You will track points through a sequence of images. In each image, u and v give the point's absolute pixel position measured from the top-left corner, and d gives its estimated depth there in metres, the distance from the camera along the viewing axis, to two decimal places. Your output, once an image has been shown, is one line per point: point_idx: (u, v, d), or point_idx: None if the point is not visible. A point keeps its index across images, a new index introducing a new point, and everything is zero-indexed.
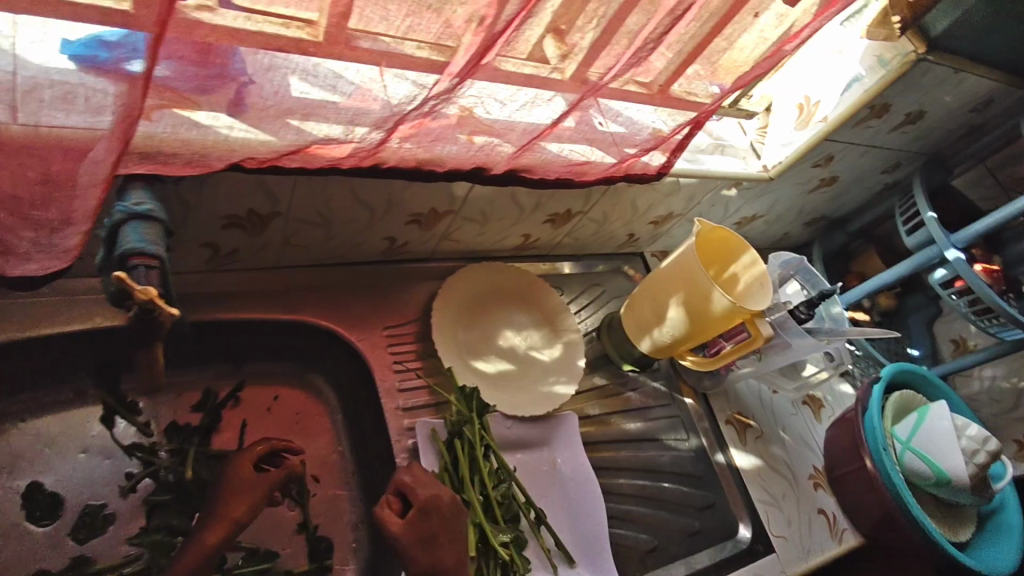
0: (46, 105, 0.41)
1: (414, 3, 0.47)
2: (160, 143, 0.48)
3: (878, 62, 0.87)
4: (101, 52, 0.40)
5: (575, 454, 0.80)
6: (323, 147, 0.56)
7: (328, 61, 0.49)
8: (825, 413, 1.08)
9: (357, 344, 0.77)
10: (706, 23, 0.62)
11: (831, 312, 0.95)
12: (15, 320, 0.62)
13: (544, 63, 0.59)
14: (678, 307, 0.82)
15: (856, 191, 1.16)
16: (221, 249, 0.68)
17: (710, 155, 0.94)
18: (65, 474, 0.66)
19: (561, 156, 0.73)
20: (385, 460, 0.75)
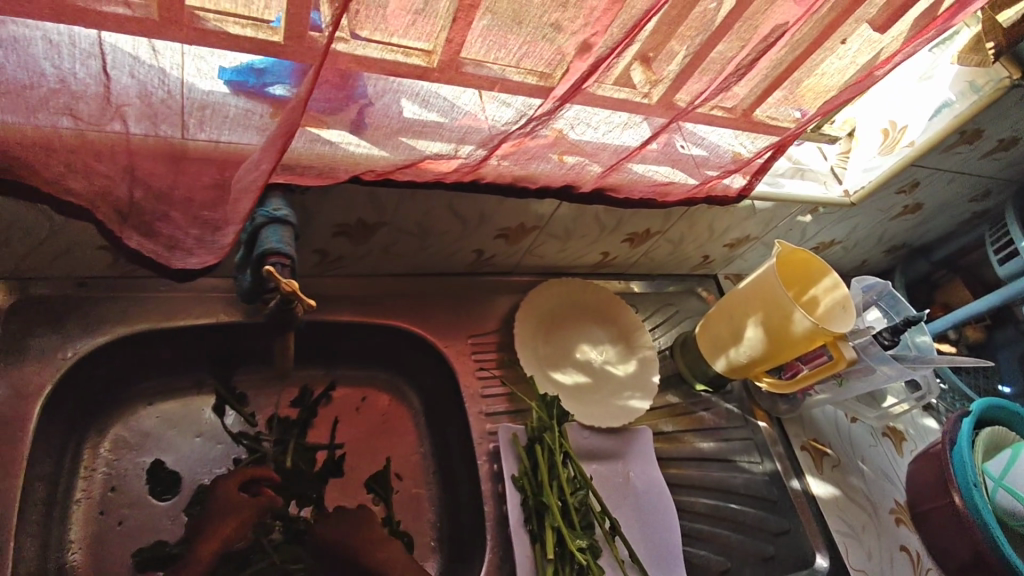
0: (215, 125, 0.48)
1: (525, 35, 0.52)
2: (297, 157, 0.55)
3: (969, 88, 0.86)
4: (250, 77, 0.46)
5: (649, 469, 0.82)
6: (434, 162, 0.62)
7: (444, 88, 0.54)
8: (907, 446, 1.05)
9: (443, 350, 0.82)
10: (795, 50, 0.64)
11: (916, 340, 0.93)
12: (154, 313, 0.70)
13: (636, 90, 0.62)
14: (757, 327, 0.83)
15: (941, 219, 1.13)
16: (328, 254, 0.75)
17: (790, 180, 0.95)
18: (183, 455, 0.73)
19: (646, 177, 0.76)
20: (467, 462, 0.78)
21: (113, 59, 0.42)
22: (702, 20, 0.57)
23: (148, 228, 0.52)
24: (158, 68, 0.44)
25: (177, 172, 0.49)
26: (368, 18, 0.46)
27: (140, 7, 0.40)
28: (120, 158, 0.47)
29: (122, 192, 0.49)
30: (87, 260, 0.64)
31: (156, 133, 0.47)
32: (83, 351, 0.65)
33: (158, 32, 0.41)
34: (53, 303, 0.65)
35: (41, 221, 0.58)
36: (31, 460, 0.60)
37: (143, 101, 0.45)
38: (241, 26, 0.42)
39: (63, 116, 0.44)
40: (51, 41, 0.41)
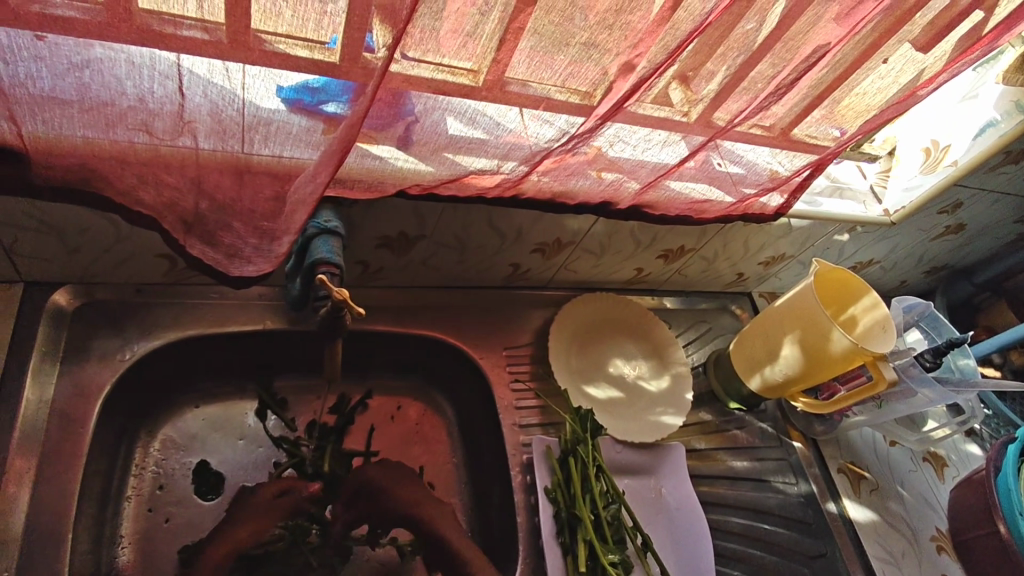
0: (278, 141, 0.51)
1: (570, 57, 0.53)
2: (347, 172, 0.58)
3: (1014, 107, 0.85)
4: (307, 96, 0.49)
5: (681, 485, 0.81)
6: (477, 177, 0.64)
7: (490, 106, 0.56)
8: (949, 473, 1.02)
9: (478, 361, 0.83)
10: (835, 70, 0.64)
11: (959, 363, 0.91)
12: (204, 318, 0.73)
13: (675, 108, 0.63)
14: (794, 345, 0.83)
15: (984, 241, 1.11)
16: (369, 266, 0.77)
17: (827, 198, 0.94)
18: (226, 457, 0.75)
19: (682, 194, 0.77)
20: (500, 473, 0.79)
21: (188, 79, 0.45)
22: (740, 41, 0.58)
23: (211, 237, 0.55)
24: (228, 88, 0.47)
25: (241, 186, 0.52)
26: (419, 40, 0.49)
27: (214, 31, 0.42)
28: (189, 171, 0.51)
29: (189, 204, 0.53)
30: (145, 267, 0.68)
31: (223, 148, 0.50)
32: (139, 354, 0.68)
33: (229, 53, 0.44)
34: (113, 307, 0.69)
35: (107, 230, 0.61)
36: (89, 456, 0.63)
37: (213, 118, 0.48)
38: (305, 49, 0.45)
39: (138, 132, 0.47)
40: (133, 63, 0.44)
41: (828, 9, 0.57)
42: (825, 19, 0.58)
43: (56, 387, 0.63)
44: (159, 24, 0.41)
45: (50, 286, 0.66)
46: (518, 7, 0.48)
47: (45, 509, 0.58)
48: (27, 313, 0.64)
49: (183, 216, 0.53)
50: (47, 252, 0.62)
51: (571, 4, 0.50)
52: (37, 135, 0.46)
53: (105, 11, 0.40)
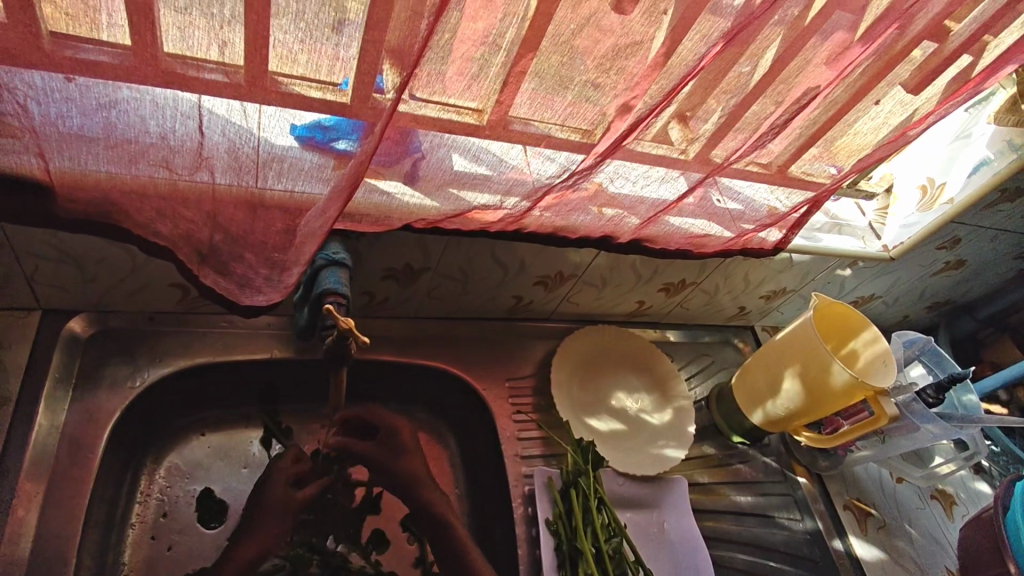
0: (291, 177, 0.53)
1: (569, 98, 0.56)
2: (356, 206, 0.60)
3: (1007, 147, 0.86)
4: (319, 134, 0.51)
5: (684, 520, 0.81)
6: (481, 212, 0.66)
7: (494, 144, 0.59)
8: (959, 511, 1.00)
9: (481, 392, 0.84)
10: (827, 112, 0.67)
11: (963, 399, 0.91)
12: (214, 346, 0.74)
13: (673, 146, 0.65)
14: (795, 380, 0.83)
15: (984, 277, 1.12)
16: (375, 296, 0.79)
17: (827, 234, 0.96)
18: (230, 485, 0.76)
19: (682, 229, 0.79)
20: (502, 505, 0.79)
21: (208, 119, 0.48)
22: (735, 83, 0.60)
23: (224, 267, 0.57)
24: (245, 127, 0.49)
25: (253, 219, 0.55)
26: (426, 82, 0.51)
27: (233, 74, 0.45)
28: (205, 206, 0.53)
29: (204, 236, 0.55)
30: (158, 297, 0.70)
31: (238, 184, 0.52)
32: (150, 381, 0.70)
33: (246, 95, 0.47)
34: (125, 335, 0.71)
35: (124, 260, 0.63)
36: (97, 481, 0.64)
37: (230, 155, 0.51)
38: (318, 90, 0.48)
39: (159, 168, 0.50)
40: (157, 104, 0.47)
41: (818, 54, 0.59)
42: (815, 63, 0.60)
43: (68, 413, 0.65)
44: (182, 68, 0.44)
45: (66, 314, 0.68)
46: (519, 53, 0.51)
47: (52, 533, 0.59)
48: (43, 340, 0.66)
49: (198, 247, 0.56)
50: (66, 280, 0.64)
51: (570, 50, 0.52)
52: (63, 171, 0.48)
53: (133, 55, 0.43)
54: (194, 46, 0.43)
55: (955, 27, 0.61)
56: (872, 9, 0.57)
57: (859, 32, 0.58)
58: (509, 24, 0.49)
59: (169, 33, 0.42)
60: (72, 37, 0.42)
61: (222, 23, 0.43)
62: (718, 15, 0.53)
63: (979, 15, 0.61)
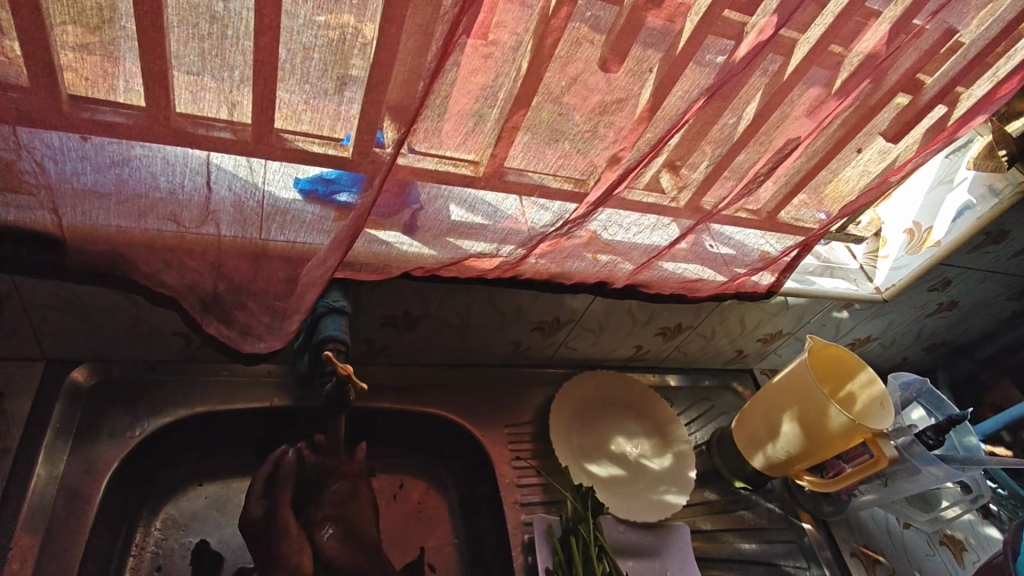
0: (294, 229, 0.55)
1: (561, 149, 0.58)
2: (358, 256, 0.62)
3: (988, 192, 0.89)
4: (320, 187, 0.53)
5: (687, 567, 0.80)
6: (478, 260, 0.68)
7: (489, 194, 0.61)
8: (969, 557, 0.98)
9: (481, 439, 0.84)
10: (810, 160, 0.69)
11: (965, 442, 0.91)
12: (215, 396, 0.75)
13: (664, 194, 0.68)
14: (793, 422, 0.83)
15: (979, 318, 1.13)
16: (375, 343, 0.80)
17: (819, 276, 0.97)
18: (226, 537, 0.75)
19: (675, 274, 0.81)
20: (501, 554, 0.78)
21: (216, 175, 0.51)
22: (722, 133, 0.63)
23: (227, 316, 0.59)
24: (250, 181, 0.52)
25: (256, 269, 0.56)
26: (424, 137, 0.54)
27: (240, 132, 0.48)
28: (210, 256, 0.55)
29: (208, 286, 0.57)
30: (160, 346, 0.71)
31: (244, 235, 0.54)
32: (148, 431, 0.70)
33: (252, 151, 0.49)
34: (127, 385, 0.72)
35: (129, 310, 0.65)
36: (93, 533, 0.64)
37: (236, 209, 0.53)
38: (320, 146, 0.50)
39: (167, 222, 0.52)
40: (168, 161, 0.49)
41: (797, 107, 0.62)
42: (794, 116, 0.63)
43: (67, 463, 0.65)
44: (192, 127, 0.47)
45: (70, 364, 0.69)
46: (512, 109, 0.53)
47: None
48: (46, 390, 0.67)
49: (202, 297, 0.57)
50: (71, 331, 0.65)
51: (561, 106, 0.55)
52: (75, 225, 0.50)
53: (146, 116, 0.45)
54: (205, 107, 0.46)
55: (928, 80, 0.63)
56: (845, 66, 0.59)
57: (835, 87, 0.61)
58: (502, 83, 0.52)
59: (182, 96, 0.45)
60: (89, 101, 0.44)
61: (233, 87, 0.45)
62: (699, 73, 0.56)
63: (949, 70, 0.63)
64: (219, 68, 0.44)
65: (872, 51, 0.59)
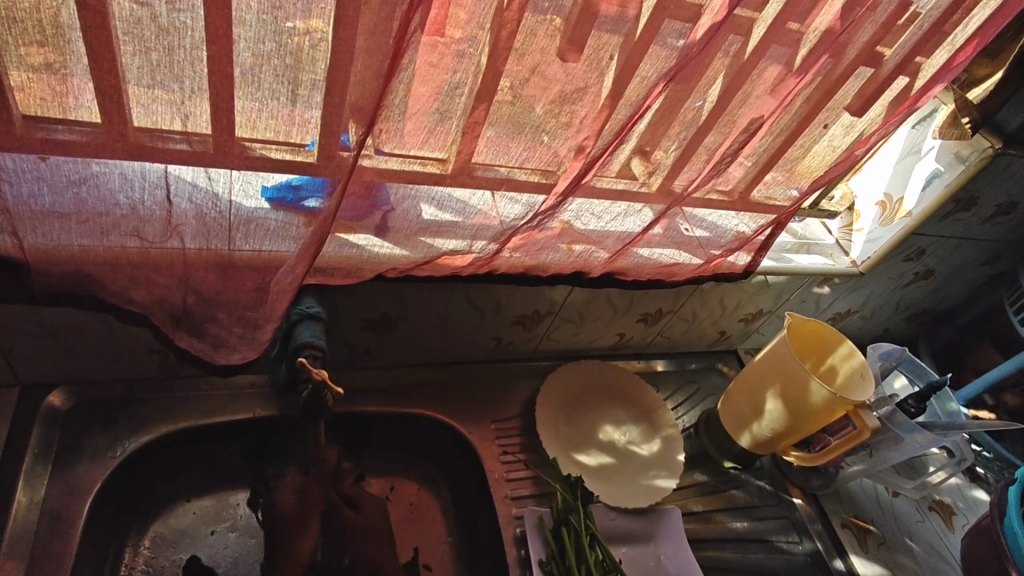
0: (258, 237, 0.55)
1: (525, 141, 0.58)
2: (328, 261, 0.63)
3: (955, 160, 0.89)
4: (288, 194, 0.53)
5: (679, 549, 0.81)
6: (451, 257, 0.68)
7: (457, 190, 0.61)
8: (958, 521, 1.00)
9: (468, 436, 0.84)
10: (777, 138, 0.70)
11: (946, 407, 0.93)
12: (198, 410, 0.74)
13: (634, 180, 0.68)
14: (776, 399, 0.84)
15: (956, 285, 1.14)
16: (356, 348, 0.80)
17: (796, 254, 0.98)
18: (217, 551, 0.74)
19: (652, 260, 0.81)
20: (494, 549, 0.79)
21: (175, 186, 0.50)
22: (689, 117, 0.63)
23: (198, 329, 0.59)
24: (211, 191, 0.51)
25: (224, 280, 0.56)
26: (389, 136, 0.54)
27: (197, 143, 0.47)
28: (176, 270, 0.55)
29: (177, 300, 0.57)
30: (138, 363, 0.70)
31: (208, 246, 0.54)
32: (130, 450, 0.70)
33: (213, 161, 0.49)
34: (105, 405, 0.71)
35: (101, 329, 0.64)
36: (81, 554, 0.64)
37: (199, 221, 0.53)
38: (284, 153, 0.50)
39: (130, 238, 0.52)
40: (126, 177, 0.49)
41: (758, 86, 0.62)
42: (756, 95, 0.63)
43: (47, 488, 0.65)
44: (150, 140, 0.46)
45: (46, 388, 0.69)
46: (473, 105, 0.53)
47: None
48: (23, 415, 0.67)
49: (172, 312, 0.58)
50: (45, 355, 0.65)
51: (522, 97, 0.55)
52: (37, 246, 0.50)
53: (103, 132, 0.45)
54: (159, 119, 0.45)
55: (888, 52, 0.63)
56: (804, 43, 0.60)
57: (795, 64, 0.61)
58: (463, 79, 0.52)
59: (135, 108, 0.44)
60: (44, 120, 0.44)
61: (186, 97, 0.45)
62: (659, 58, 0.56)
63: (907, 42, 0.63)
64: (170, 79, 0.44)
65: (828, 28, 0.59)
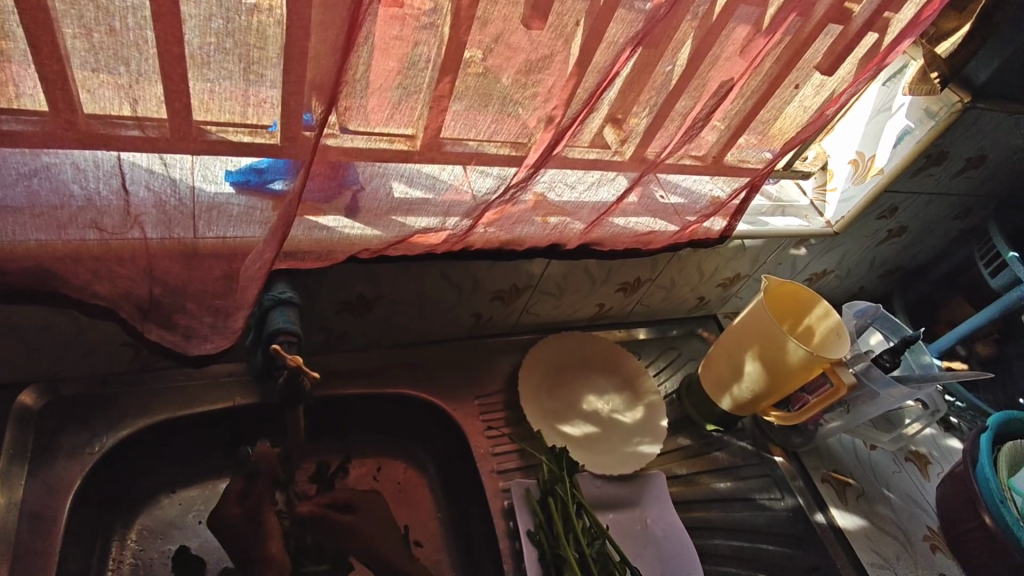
0: (222, 224, 0.54)
1: (493, 113, 0.57)
2: (297, 243, 0.61)
3: (925, 115, 0.89)
4: (252, 177, 0.52)
5: (665, 513, 0.83)
6: (424, 235, 0.67)
7: (426, 166, 0.60)
8: (933, 470, 1.03)
9: (452, 413, 0.84)
10: (748, 101, 0.69)
11: (920, 360, 0.95)
12: (176, 401, 0.73)
13: (607, 148, 0.67)
14: (755, 362, 0.85)
15: (929, 240, 1.15)
16: (333, 331, 0.80)
17: (771, 216, 0.98)
18: (206, 541, 0.74)
19: (627, 229, 0.81)
20: (483, 523, 0.80)
21: (131, 175, 0.49)
22: (659, 81, 0.62)
23: (167, 320, 0.58)
24: (170, 178, 0.50)
25: (190, 269, 0.55)
26: (353, 114, 0.52)
27: (149, 129, 0.45)
28: (140, 261, 0.53)
29: (144, 292, 0.55)
30: (110, 357, 0.69)
31: (171, 236, 0.53)
32: (108, 446, 0.69)
33: (169, 147, 0.47)
34: (79, 401, 0.70)
35: (68, 325, 0.63)
36: (65, 552, 0.63)
37: (159, 210, 0.51)
38: (247, 135, 0.48)
39: (89, 230, 0.50)
40: (79, 167, 0.47)
41: (726, 48, 0.61)
42: (725, 57, 0.62)
43: (26, 487, 0.64)
44: (100, 127, 0.44)
45: (17, 387, 0.67)
46: (439, 78, 0.52)
47: None
48: None
49: (139, 304, 0.56)
50: (12, 354, 0.63)
51: (488, 68, 0.54)
52: None
53: (51, 121, 0.43)
54: (108, 105, 0.44)
55: (856, 8, 0.63)
56: (771, 2, 0.59)
57: (763, 24, 0.60)
58: (427, 52, 0.50)
59: (82, 94, 0.42)
60: None
61: (134, 81, 0.43)
62: (625, 22, 0.54)
63: None
64: (114, 61, 0.42)
65: None
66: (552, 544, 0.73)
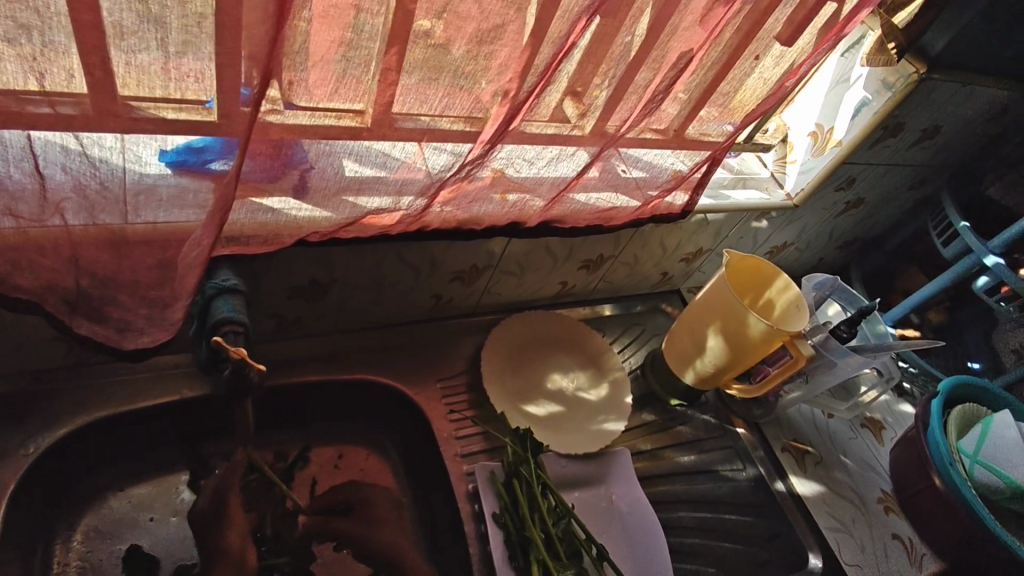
0: (152, 209, 0.50)
1: (445, 86, 0.54)
2: (240, 227, 0.58)
3: (882, 86, 0.89)
4: (190, 157, 0.48)
5: (631, 489, 0.83)
6: (378, 216, 0.64)
7: (376, 143, 0.57)
8: (887, 435, 1.06)
9: (414, 397, 0.83)
10: (709, 73, 0.68)
11: (876, 330, 0.97)
12: (119, 396, 0.70)
13: (566, 122, 0.65)
14: (718, 336, 0.85)
15: (885, 211, 1.17)
16: (286, 317, 0.76)
17: (733, 190, 0.98)
18: (159, 538, 0.71)
19: (588, 205, 0.79)
20: (448, 507, 0.79)
21: (46, 156, 0.44)
22: (618, 52, 0.60)
23: (98, 313, 0.54)
24: (92, 160, 0.46)
25: (120, 258, 0.51)
26: (296, 89, 0.49)
27: (61, 106, 0.41)
28: (64, 251, 0.49)
29: (70, 283, 0.51)
30: (43, 351, 0.65)
31: (97, 222, 0.49)
32: (46, 445, 0.65)
33: (87, 126, 0.43)
34: (12, 399, 0.66)
35: None
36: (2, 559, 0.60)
37: (81, 194, 0.47)
38: (176, 111, 0.45)
39: (3, 217, 0.46)
40: None
41: (686, 17, 0.59)
42: (685, 26, 0.60)
43: None
44: (4, 104, 0.40)
45: None
46: (385, 49, 0.49)
47: None
48: None
49: (66, 296, 0.52)
50: None
51: (437, 38, 0.51)
52: None
53: None
54: (10, 79, 0.39)
55: None
56: None
57: None
58: (370, 21, 0.47)
59: None
60: None
61: (39, 52, 0.39)
62: None
63: None
64: (14, 30, 0.38)
65: None
66: (518, 526, 0.72)
